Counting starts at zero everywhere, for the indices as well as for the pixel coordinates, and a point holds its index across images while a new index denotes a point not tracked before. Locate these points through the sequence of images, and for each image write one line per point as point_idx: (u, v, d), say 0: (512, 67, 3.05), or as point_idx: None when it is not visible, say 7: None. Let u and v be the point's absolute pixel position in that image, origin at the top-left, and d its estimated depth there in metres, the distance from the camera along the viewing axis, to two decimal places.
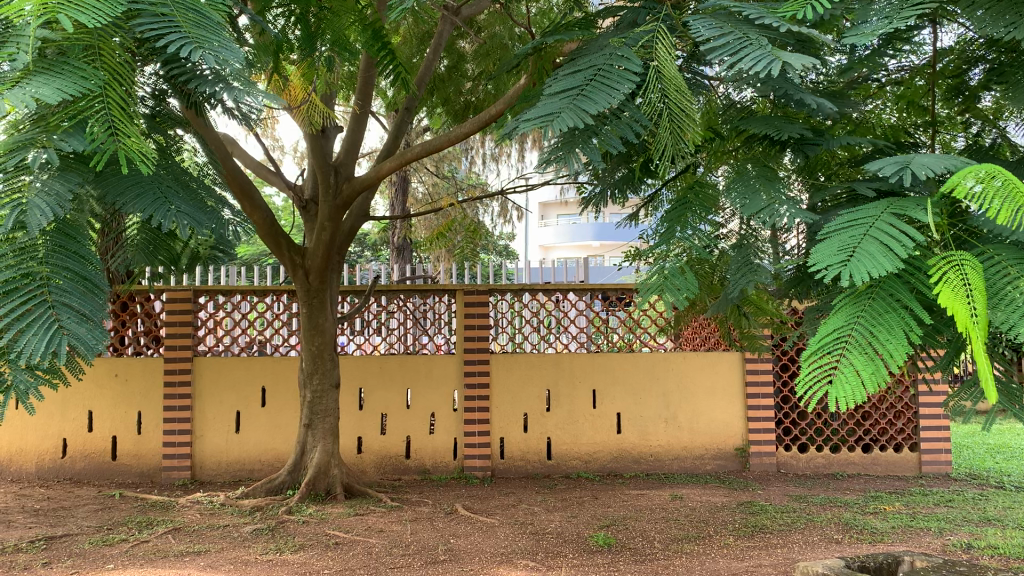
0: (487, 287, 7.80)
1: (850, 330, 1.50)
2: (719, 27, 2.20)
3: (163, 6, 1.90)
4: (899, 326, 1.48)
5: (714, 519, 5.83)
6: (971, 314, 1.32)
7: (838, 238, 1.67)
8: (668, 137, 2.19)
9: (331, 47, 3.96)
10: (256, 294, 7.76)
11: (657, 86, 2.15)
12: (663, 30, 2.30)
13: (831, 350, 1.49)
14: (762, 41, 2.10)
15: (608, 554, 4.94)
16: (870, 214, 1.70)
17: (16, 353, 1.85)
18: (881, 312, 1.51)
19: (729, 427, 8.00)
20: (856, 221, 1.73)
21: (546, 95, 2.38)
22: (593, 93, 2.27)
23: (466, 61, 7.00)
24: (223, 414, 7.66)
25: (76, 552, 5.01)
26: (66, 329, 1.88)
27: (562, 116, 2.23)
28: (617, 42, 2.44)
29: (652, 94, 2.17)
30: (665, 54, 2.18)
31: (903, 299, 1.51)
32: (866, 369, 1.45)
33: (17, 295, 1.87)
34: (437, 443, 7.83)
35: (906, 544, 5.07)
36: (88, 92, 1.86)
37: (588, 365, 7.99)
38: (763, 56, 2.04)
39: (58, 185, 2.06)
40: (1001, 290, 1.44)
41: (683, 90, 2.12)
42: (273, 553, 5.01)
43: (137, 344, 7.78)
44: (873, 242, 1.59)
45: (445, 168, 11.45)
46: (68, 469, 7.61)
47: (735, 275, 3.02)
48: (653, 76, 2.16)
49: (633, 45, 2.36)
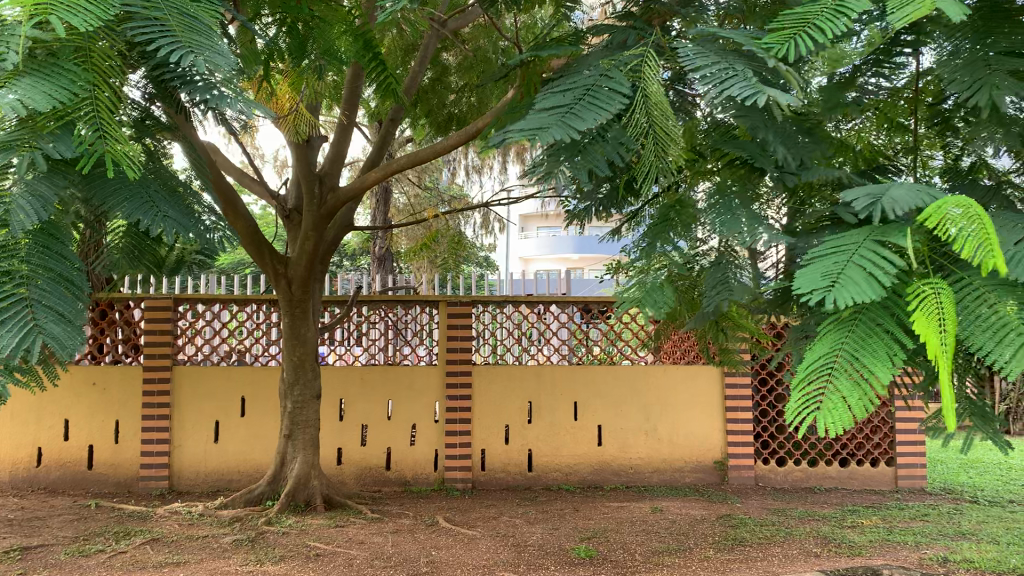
0: (470, 298, 7.82)
1: (833, 357, 1.52)
2: (706, 56, 2.28)
3: (155, 10, 1.96)
4: (882, 351, 1.49)
5: (694, 531, 5.87)
6: (942, 342, 1.30)
7: (825, 263, 1.63)
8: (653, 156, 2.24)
9: (323, 54, 3.95)
10: (237, 303, 7.71)
11: (644, 105, 2.21)
12: (652, 57, 2.36)
13: (818, 378, 1.50)
14: (746, 72, 2.17)
15: (589, 566, 4.96)
16: (852, 240, 1.67)
17: None
18: (865, 338, 1.52)
19: (709, 441, 8.05)
20: (842, 247, 1.69)
21: (534, 111, 2.42)
22: (582, 111, 2.31)
23: (450, 74, 7.04)
24: (203, 423, 7.61)
25: (51, 563, 4.95)
26: (42, 328, 1.92)
27: (551, 130, 2.27)
28: (607, 65, 2.49)
29: (637, 113, 2.23)
30: (654, 78, 2.24)
31: (886, 325, 1.50)
32: (852, 396, 1.46)
33: None
34: (418, 454, 7.81)
35: (883, 557, 5.13)
36: (76, 99, 1.87)
37: (568, 377, 8.01)
38: (748, 86, 2.10)
39: (43, 187, 2.05)
40: (977, 313, 1.39)
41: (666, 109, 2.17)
42: (253, 564, 4.97)
43: (115, 352, 7.67)
44: (859, 269, 1.56)
45: (427, 179, 11.51)
46: (42, 478, 7.50)
47: (712, 292, 3.06)
48: (640, 97, 2.21)
49: (622, 67, 2.43)
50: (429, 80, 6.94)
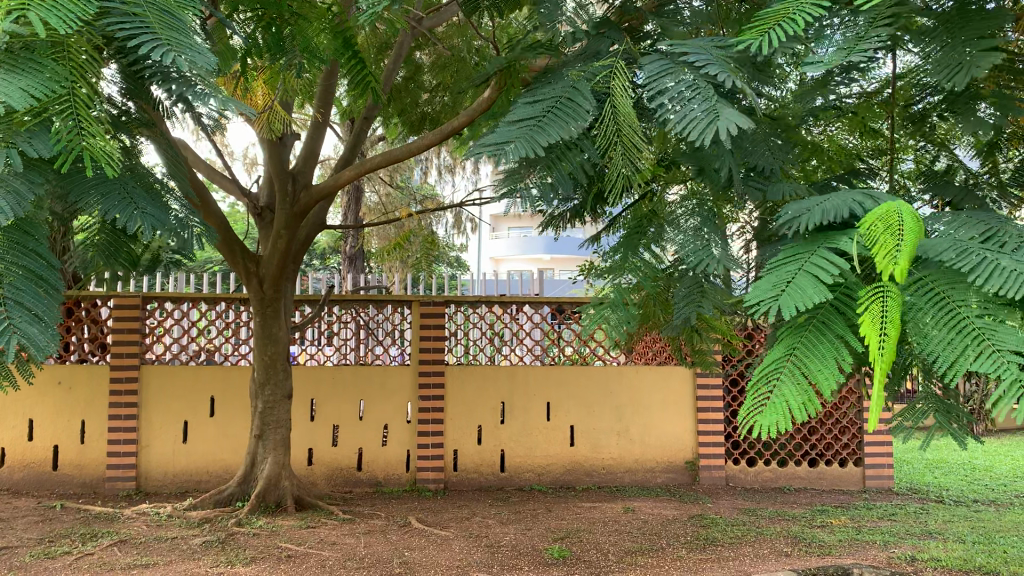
0: (443, 298, 7.79)
1: (784, 361, 1.60)
2: (669, 72, 2.32)
3: (135, 6, 1.97)
4: (831, 355, 1.56)
5: (667, 531, 5.89)
6: (880, 347, 1.30)
7: (779, 272, 1.68)
8: (621, 164, 2.36)
9: (302, 51, 3.91)
10: (207, 302, 7.61)
11: (614, 119, 2.32)
12: (620, 68, 2.47)
13: (769, 380, 1.59)
14: (707, 93, 2.23)
15: (564, 566, 4.96)
16: (810, 245, 1.70)
17: None
18: (816, 341, 1.58)
19: (680, 441, 8.09)
20: (798, 253, 1.71)
21: (503, 123, 2.47)
22: (548, 124, 2.36)
23: (423, 72, 7.01)
24: (171, 423, 7.50)
25: (16, 566, 4.84)
26: (16, 328, 1.88)
27: (518, 144, 2.31)
28: (574, 75, 2.56)
29: (607, 124, 2.34)
30: (620, 88, 2.37)
31: (837, 330, 1.56)
32: (798, 400, 1.54)
33: None
34: (390, 455, 7.77)
35: (853, 556, 5.20)
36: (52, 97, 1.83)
37: (541, 378, 8.01)
38: (705, 111, 2.16)
39: (19, 182, 2.03)
40: (932, 311, 1.41)
41: (634, 121, 2.30)
42: (224, 566, 4.91)
43: (81, 351, 7.53)
44: (808, 275, 1.61)
45: (399, 178, 11.45)
46: (5, 479, 7.35)
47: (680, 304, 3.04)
48: (609, 111, 2.34)
49: (591, 79, 2.50)
50: (402, 79, 6.88)
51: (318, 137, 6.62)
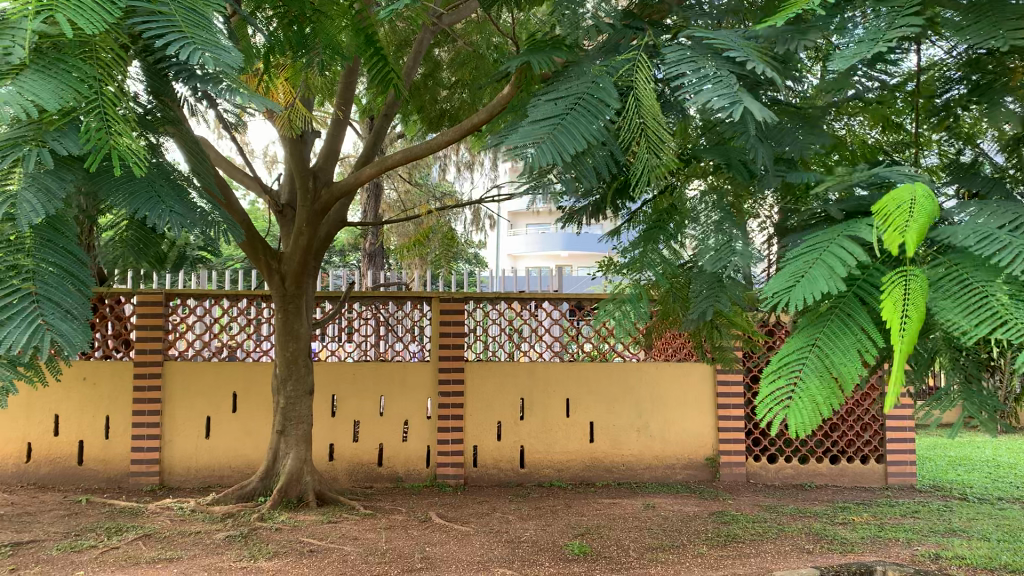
0: (462, 295, 7.80)
1: (806, 352, 1.57)
2: (692, 61, 2.32)
3: (161, 6, 1.98)
4: (851, 345, 1.53)
5: (687, 528, 5.88)
6: (903, 331, 1.27)
7: (796, 266, 1.69)
8: (647, 156, 2.37)
9: (325, 49, 4.06)
10: (230, 298, 7.67)
11: (637, 111, 2.33)
12: (642, 60, 2.46)
13: (790, 372, 1.55)
14: (728, 79, 2.24)
15: (585, 562, 4.97)
16: (827, 237, 1.71)
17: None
18: (837, 332, 1.56)
19: (701, 438, 8.07)
20: (816, 247, 1.72)
21: (526, 122, 2.50)
22: (570, 125, 2.39)
23: (442, 69, 7.01)
24: (195, 419, 7.57)
25: (44, 559, 4.91)
26: (49, 323, 1.90)
27: (542, 147, 2.36)
28: (597, 69, 2.58)
29: (631, 116, 2.35)
30: (643, 83, 2.36)
31: (859, 320, 1.54)
32: (821, 394, 1.51)
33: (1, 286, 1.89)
34: (410, 450, 7.81)
35: (876, 553, 5.16)
36: (82, 96, 1.89)
37: (560, 374, 8.02)
38: (727, 97, 2.17)
39: (50, 180, 2.04)
40: (954, 290, 1.40)
41: (657, 112, 2.31)
42: (247, 560, 4.95)
43: (106, 347, 7.60)
44: (823, 266, 1.61)
45: (418, 176, 11.47)
46: (32, 474, 7.46)
47: (701, 296, 3.04)
48: (633, 104, 2.34)
49: (614, 73, 2.51)
50: (422, 76, 6.91)
51: (339, 134, 6.67)
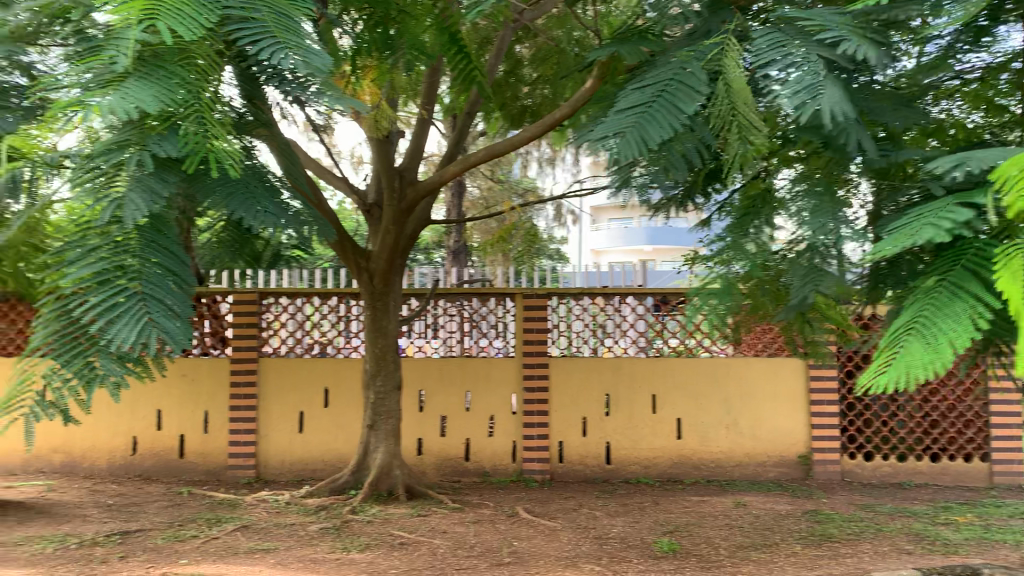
0: (546, 291, 7.80)
1: (915, 322, 1.93)
2: (779, 49, 2.81)
3: (254, 12, 2.50)
4: (960, 314, 1.86)
5: (780, 526, 5.74)
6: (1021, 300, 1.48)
7: (914, 226, 2.22)
8: (738, 142, 2.84)
9: (411, 50, 4.24)
10: (320, 296, 7.85)
11: (728, 97, 2.83)
12: (731, 45, 2.98)
13: (901, 338, 1.93)
14: (817, 69, 2.70)
15: (674, 559, 4.91)
16: (937, 208, 2.24)
17: (114, 333, 2.55)
18: (945, 304, 1.92)
19: (792, 434, 7.87)
20: (926, 214, 2.27)
21: (619, 109, 3.07)
22: (658, 113, 2.97)
23: (524, 66, 7.00)
24: (288, 414, 7.78)
25: (150, 547, 5.12)
26: (152, 317, 2.58)
27: (631, 130, 2.92)
28: (684, 57, 3.11)
29: (723, 102, 2.85)
30: (734, 69, 2.84)
31: (970, 291, 1.89)
32: (930, 351, 1.83)
33: (112, 283, 2.57)
34: (496, 446, 7.86)
35: (983, 556, 4.94)
36: (179, 102, 2.45)
37: (646, 369, 7.94)
38: (810, 92, 2.64)
39: (154, 181, 2.68)
40: None
41: (747, 98, 2.78)
42: (340, 552, 5.07)
43: (204, 344, 7.88)
44: (932, 232, 2.13)
45: (500, 173, 11.51)
46: (137, 466, 7.80)
47: (803, 283, 3.18)
48: (722, 89, 2.86)
49: (702, 58, 3.05)
50: (503, 73, 6.91)
51: (423, 134, 6.78)
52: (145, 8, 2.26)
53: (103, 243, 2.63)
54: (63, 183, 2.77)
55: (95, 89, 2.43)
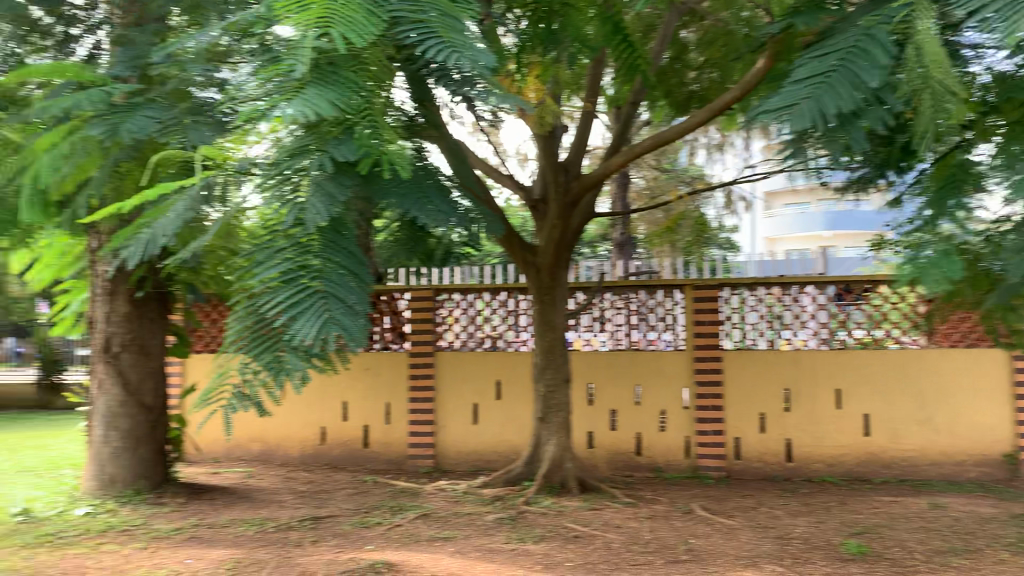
0: (717, 281, 7.58)
1: None
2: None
3: (422, 15, 2.65)
4: None
5: (984, 531, 5.30)
6: None
7: None
8: (931, 108, 2.72)
9: (576, 42, 4.41)
10: (490, 291, 7.99)
11: (919, 61, 2.73)
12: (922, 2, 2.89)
13: None
14: None
15: (864, 563, 4.63)
16: None
17: (300, 331, 2.71)
18: None
19: (996, 432, 7.24)
20: None
21: (790, 84, 3.06)
22: (834, 84, 2.92)
23: (690, 51, 6.80)
24: (463, 406, 8.00)
25: (340, 532, 5.41)
26: (333, 315, 2.71)
27: (806, 101, 2.89)
28: (870, 22, 3.09)
29: (915, 64, 2.74)
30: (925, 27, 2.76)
31: None
32: None
33: (297, 285, 2.74)
34: (669, 440, 7.73)
35: None
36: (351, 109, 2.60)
37: (828, 362, 7.54)
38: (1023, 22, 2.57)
39: (334, 184, 2.82)
40: None
41: (941, 60, 2.68)
42: (516, 543, 5.15)
43: (383, 339, 8.21)
44: None
45: (666, 162, 11.30)
46: (326, 455, 8.27)
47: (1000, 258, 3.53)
48: (914, 52, 2.75)
49: (892, 21, 3.00)
50: (668, 60, 6.76)
51: (587, 127, 6.78)
52: (318, 15, 2.45)
53: (289, 245, 2.80)
54: (251, 188, 2.90)
55: (276, 96, 2.57)
